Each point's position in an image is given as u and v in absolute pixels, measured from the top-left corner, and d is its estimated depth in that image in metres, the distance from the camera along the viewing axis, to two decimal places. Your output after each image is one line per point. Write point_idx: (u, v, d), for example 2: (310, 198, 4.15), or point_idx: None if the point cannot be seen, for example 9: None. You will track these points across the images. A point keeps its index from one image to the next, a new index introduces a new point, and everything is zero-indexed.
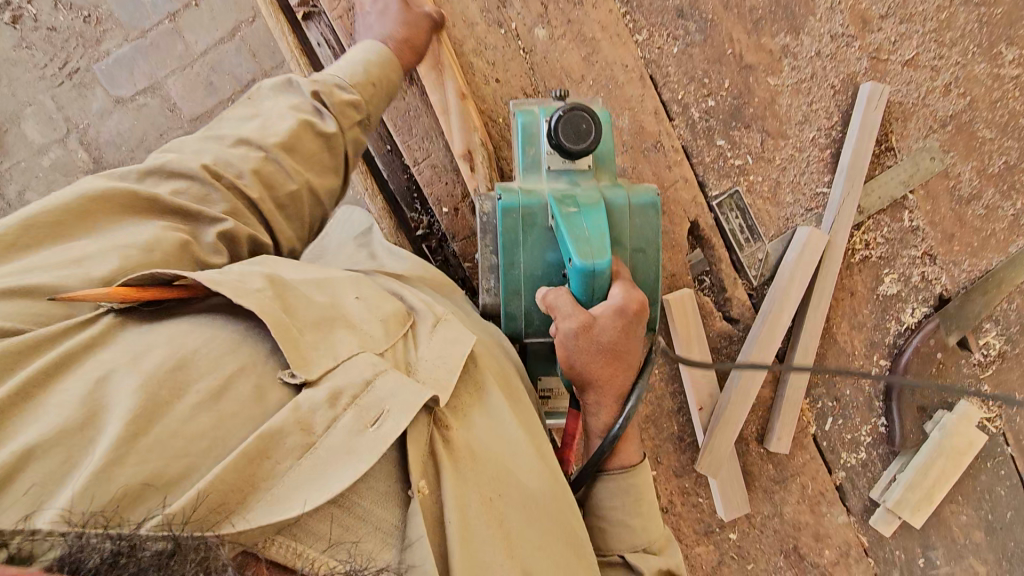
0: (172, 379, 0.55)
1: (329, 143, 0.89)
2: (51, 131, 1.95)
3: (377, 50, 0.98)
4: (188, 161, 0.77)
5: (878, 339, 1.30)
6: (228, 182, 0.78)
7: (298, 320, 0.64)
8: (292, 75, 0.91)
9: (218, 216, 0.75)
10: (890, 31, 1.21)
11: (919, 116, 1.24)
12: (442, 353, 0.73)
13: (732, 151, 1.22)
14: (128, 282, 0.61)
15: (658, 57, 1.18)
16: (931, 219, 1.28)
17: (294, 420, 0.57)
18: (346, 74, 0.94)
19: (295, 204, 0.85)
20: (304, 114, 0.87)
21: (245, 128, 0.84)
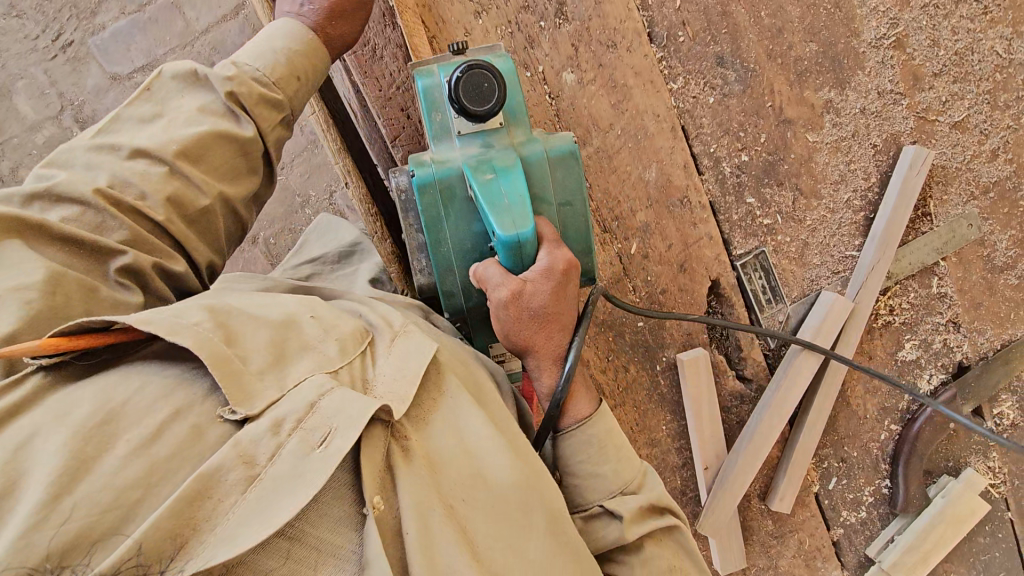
0: (101, 426, 0.52)
1: (246, 150, 0.80)
2: (44, 108, 1.89)
3: (296, 36, 0.85)
4: (83, 181, 0.71)
5: (890, 403, 1.28)
6: (130, 205, 0.72)
7: (243, 350, 0.61)
8: (199, 67, 0.79)
9: (122, 249, 0.71)
10: (941, 90, 1.14)
11: (961, 181, 1.18)
12: (402, 365, 0.68)
13: (761, 210, 1.16)
14: (58, 331, 0.57)
15: (692, 107, 1.10)
16: (960, 287, 1.24)
17: (234, 455, 0.54)
18: (263, 65, 0.82)
19: (210, 220, 0.79)
20: (216, 119, 0.78)
21: (152, 132, 0.75)
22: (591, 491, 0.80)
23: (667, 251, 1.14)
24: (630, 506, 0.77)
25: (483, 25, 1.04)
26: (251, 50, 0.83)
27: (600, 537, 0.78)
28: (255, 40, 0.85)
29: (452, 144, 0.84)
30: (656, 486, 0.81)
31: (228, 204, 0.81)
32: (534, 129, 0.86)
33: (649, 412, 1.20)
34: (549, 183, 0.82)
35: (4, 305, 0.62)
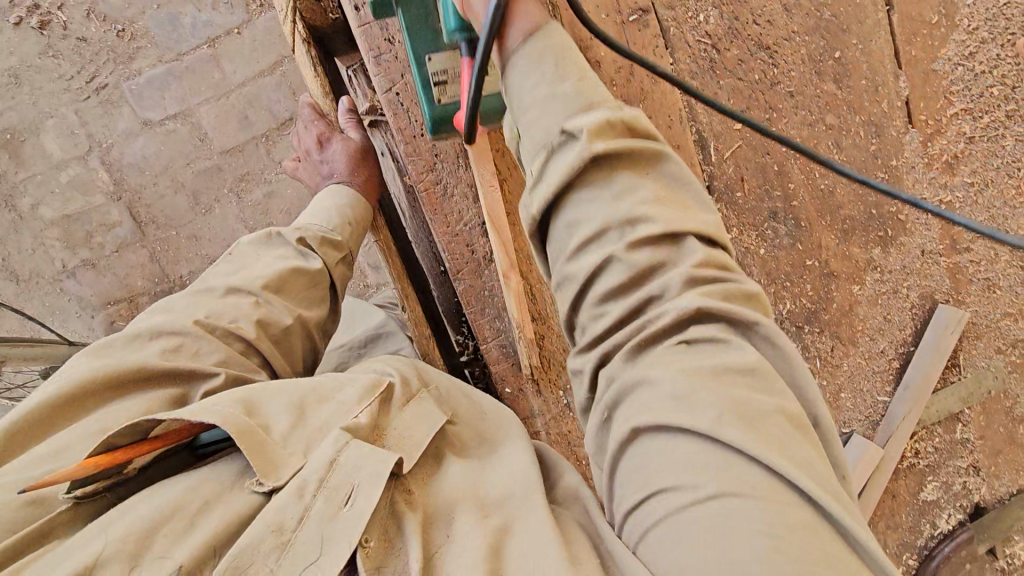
0: (156, 527, 0.57)
1: (315, 283, 0.93)
2: (72, 147, 2.18)
3: (343, 191, 1.01)
4: (185, 316, 0.81)
5: (911, 540, 1.30)
6: (223, 331, 0.81)
7: (264, 422, 0.66)
8: (271, 228, 0.95)
9: (212, 370, 0.76)
10: (978, 252, 1.19)
11: (991, 338, 1.23)
12: (414, 421, 0.72)
13: (802, 354, 1.19)
14: (95, 453, 0.62)
15: (744, 256, 1.13)
16: (983, 433, 1.28)
17: (264, 526, 0.57)
18: (328, 219, 0.97)
19: (288, 340, 0.88)
20: (291, 260, 0.91)
21: (234, 276, 0.88)
22: (586, 220, 0.52)
23: None
24: (596, 119, 0.51)
25: None
26: (311, 210, 0.99)
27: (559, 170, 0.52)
28: (317, 200, 1.00)
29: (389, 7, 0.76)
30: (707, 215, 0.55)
31: (306, 325, 0.91)
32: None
33: None
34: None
35: (82, 449, 0.66)
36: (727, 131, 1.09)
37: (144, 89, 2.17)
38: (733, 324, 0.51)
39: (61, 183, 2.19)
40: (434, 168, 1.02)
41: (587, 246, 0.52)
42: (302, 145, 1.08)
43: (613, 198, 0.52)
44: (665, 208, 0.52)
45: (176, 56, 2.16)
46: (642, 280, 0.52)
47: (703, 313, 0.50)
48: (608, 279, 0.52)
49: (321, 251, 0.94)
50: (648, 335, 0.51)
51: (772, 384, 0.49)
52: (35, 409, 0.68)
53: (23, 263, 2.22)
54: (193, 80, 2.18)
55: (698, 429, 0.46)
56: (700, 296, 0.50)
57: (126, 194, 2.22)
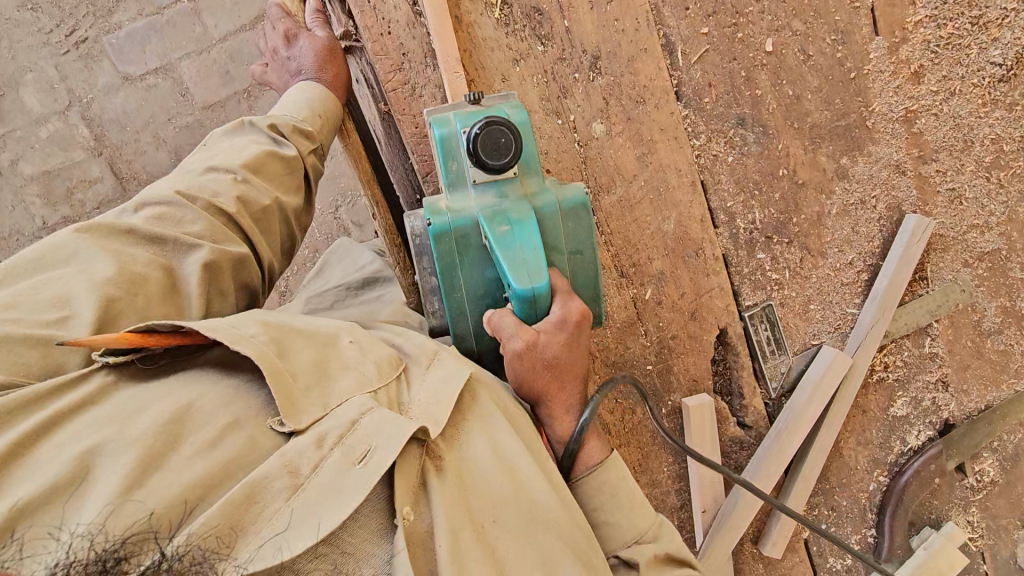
0: (169, 434, 0.58)
1: (292, 169, 0.93)
2: (52, 102, 2.17)
3: (312, 85, 1.00)
4: (166, 189, 0.81)
5: (882, 457, 1.32)
6: (204, 203, 0.81)
7: (294, 370, 0.67)
8: (242, 118, 0.94)
9: (196, 241, 0.77)
10: (943, 163, 1.21)
11: (957, 250, 1.25)
12: (438, 386, 0.73)
13: (771, 265, 1.20)
14: (133, 330, 0.64)
15: (712, 164, 1.15)
16: (951, 348, 1.30)
17: (282, 464, 0.59)
18: (300, 110, 0.96)
19: (267, 220, 0.88)
20: (262, 145, 0.91)
21: (211, 159, 0.88)
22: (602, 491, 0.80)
23: (679, 298, 1.17)
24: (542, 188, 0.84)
25: (519, 73, 1.06)
26: (283, 104, 0.98)
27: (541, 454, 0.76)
28: (290, 94, 0.99)
29: (466, 193, 0.82)
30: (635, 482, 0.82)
31: (286, 210, 0.91)
32: (545, 178, 0.85)
33: (651, 454, 1.21)
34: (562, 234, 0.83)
35: (82, 297, 0.67)
36: (694, 36, 1.10)
37: (125, 43, 2.16)
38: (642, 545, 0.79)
39: (41, 139, 2.18)
40: (402, 68, 1.03)
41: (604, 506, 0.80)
42: (269, 45, 1.07)
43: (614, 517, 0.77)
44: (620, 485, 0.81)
45: (157, 10, 2.16)
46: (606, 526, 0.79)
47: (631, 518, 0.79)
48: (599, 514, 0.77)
49: (294, 140, 0.94)
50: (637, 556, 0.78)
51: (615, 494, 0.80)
52: (33, 261, 0.70)
53: (2, 220, 2.20)
54: (175, 34, 2.18)
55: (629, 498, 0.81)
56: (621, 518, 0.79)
57: (108, 150, 2.21)
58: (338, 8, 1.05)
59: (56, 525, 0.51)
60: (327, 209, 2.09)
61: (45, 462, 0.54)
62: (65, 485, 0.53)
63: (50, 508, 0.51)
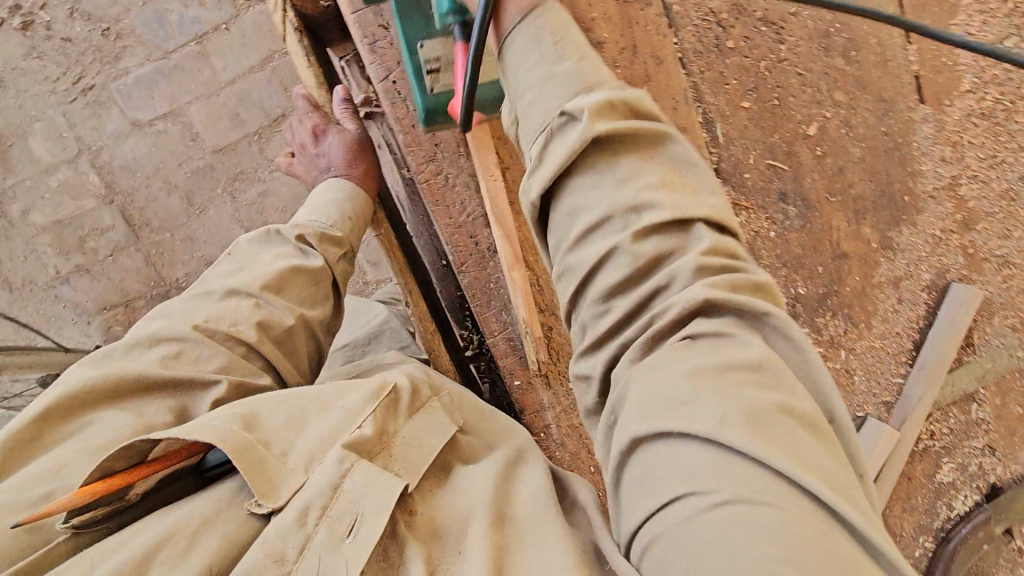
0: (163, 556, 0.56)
1: (317, 279, 0.89)
2: (60, 150, 2.14)
3: (341, 184, 0.97)
4: (184, 322, 0.78)
5: (927, 523, 1.29)
6: (223, 334, 0.78)
7: (263, 437, 0.64)
8: (270, 227, 0.92)
9: (213, 378, 0.73)
10: (992, 230, 1.17)
11: (1006, 316, 1.21)
12: (420, 438, 0.69)
13: (815, 338, 1.16)
14: (92, 480, 0.59)
15: (753, 239, 1.11)
16: (999, 413, 1.26)
17: (266, 554, 0.55)
18: (326, 216, 0.93)
19: (292, 339, 0.85)
20: (289, 259, 0.87)
21: (235, 279, 0.85)
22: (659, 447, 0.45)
23: None
24: (595, 97, 0.49)
25: None
26: (311, 206, 0.95)
27: (558, 154, 0.50)
28: (315, 196, 0.96)
29: None
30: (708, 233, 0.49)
31: (310, 324, 0.87)
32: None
33: None
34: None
35: (80, 468, 0.63)
36: (734, 111, 1.06)
37: (133, 89, 2.12)
38: (741, 315, 0.47)
39: (51, 188, 2.15)
40: (434, 159, 0.98)
41: (588, 236, 0.50)
42: (296, 138, 1.04)
43: (613, 187, 0.49)
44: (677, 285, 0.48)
45: (164, 54, 2.12)
46: (648, 272, 0.49)
47: (710, 308, 0.46)
48: (630, 332, 0.49)
49: (322, 249, 0.91)
50: (655, 332, 0.48)
51: (782, 380, 0.44)
52: (32, 429, 0.66)
53: (14, 271, 2.17)
54: (182, 78, 2.14)
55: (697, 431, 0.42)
56: (703, 288, 0.46)
57: (118, 197, 2.17)
58: (357, 74, 0.97)
59: None
60: None
61: None
62: None
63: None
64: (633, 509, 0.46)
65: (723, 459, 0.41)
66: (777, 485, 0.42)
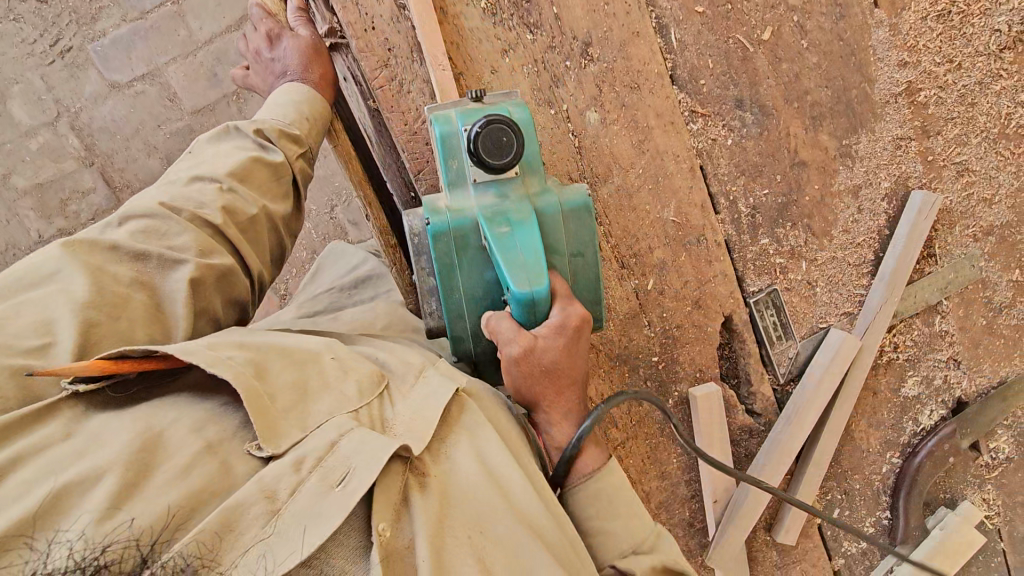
0: (139, 466, 0.56)
1: (279, 175, 0.90)
2: (40, 113, 2.14)
3: (300, 87, 0.98)
4: (150, 200, 0.79)
5: (894, 438, 1.30)
6: (189, 214, 0.79)
7: (268, 390, 0.65)
8: (229, 124, 0.92)
9: (180, 256, 0.75)
10: (950, 137, 1.18)
11: (967, 225, 1.22)
12: (421, 406, 0.70)
13: (776, 248, 1.17)
14: (105, 357, 0.62)
15: (710, 147, 1.12)
16: (963, 325, 1.27)
17: (258, 490, 0.57)
18: (288, 116, 0.94)
19: (256, 229, 0.86)
20: (250, 151, 0.89)
21: (196, 168, 0.86)
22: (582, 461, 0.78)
23: (683, 287, 1.15)
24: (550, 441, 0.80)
25: (509, 64, 1.03)
26: (270, 106, 0.96)
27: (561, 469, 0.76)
28: (275, 97, 0.97)
29: (466, 192, 0.81)
30: (669, 540, 0.76)
31: (274, 219, 0.89)
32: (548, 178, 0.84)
33: (660, 446, 1.19)
34: (562, 233, 0.81)
35: (64, 320, 0.66)
36: (687, 17, 1.07)
37: (110, 50, 2.13)
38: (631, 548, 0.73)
39: (32, 151, 2.16)
40: (388, 64, 1.01)
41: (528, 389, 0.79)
42: (251, 47, 1.04)
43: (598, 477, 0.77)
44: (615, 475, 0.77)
45: (140, 15, 2.12)
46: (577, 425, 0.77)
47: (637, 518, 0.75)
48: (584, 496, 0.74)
49: (281, 144, 0.92)
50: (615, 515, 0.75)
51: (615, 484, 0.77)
52: (12, 285, 0.67)
53: None
54: (159, 38, 2.15)
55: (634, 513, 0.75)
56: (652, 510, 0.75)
57: (99, 160, 2.18)
58: (321, 5, 1.00)
59: (38, 548, 0.50)
60: (323, 209, 2.04)
61: (15, 496, 0.53)
62: (44, 512, 0.52)
63: (25, 537, 0.50)
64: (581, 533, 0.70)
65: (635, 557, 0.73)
66: (622, 516, 0.75)
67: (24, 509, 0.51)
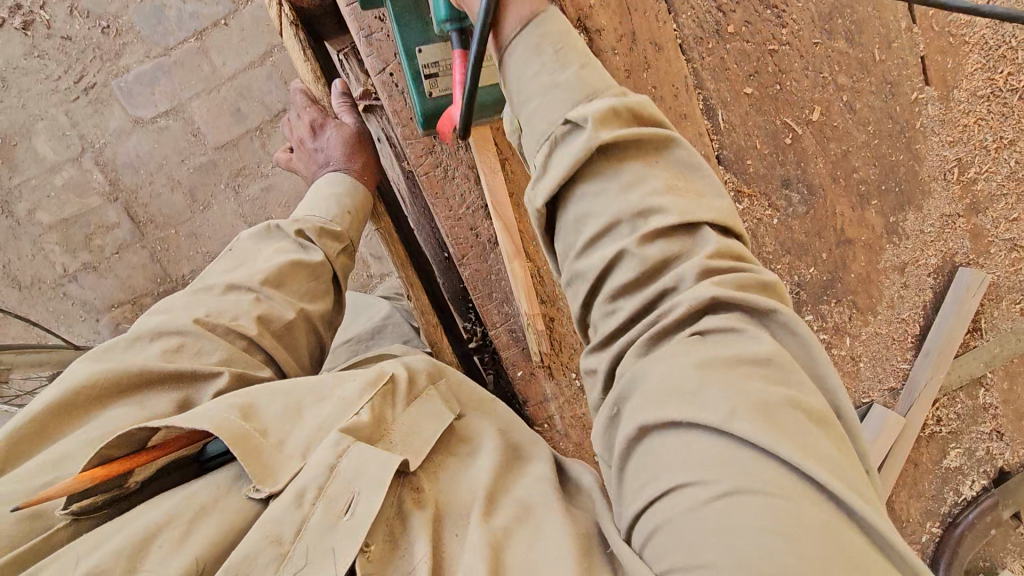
0: (145, 541, 0.56)
1: (317, 274, 0.90)
2: (64, 149, 2.14)
3: (340, 179, 0.97)
4: (185, 315, 0.78)
5: (934, 508, 1.29)
6: (224, 328, 0.78)
7: (260, 425, 0.64)
8: (270, 222, 0.92)
9: (216, 370, 0.73)
10: (998, 213, 1.16)
11: (1011, 299, 1.21)
12: (418, 421, 0.69)
13: (819, 325, 1.16)
14: (90, 464, 0.60)
15: (756, 227, 1.09)
16: (1006, 398, 1.25)
17: (261, 536, 0.55)
18: (327, 210, 0.93)
19: (292, 335, 0.85)
20: (290, 253, 0.88)
21: (234, 274, 0.85)
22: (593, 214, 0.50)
23: None
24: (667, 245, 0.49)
25: None
26: (311, 199, 0.96)
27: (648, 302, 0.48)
28: (315, 190, 0.96)
29: None
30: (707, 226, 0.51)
31: (311, 319, 0.88)
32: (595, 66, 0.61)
33: None
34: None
35: (79, 455, 0.64)
36: (735, 98, 1.04)
37: (134, 86, 2.12)
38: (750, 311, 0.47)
39: (56, 186, 2.16)
40: (433, 150, 0.98)
41: (599, 240, 0.50)
42: (296, 134, 1.04)
43: (620, 190, 0.49)
44: (597, 86, 0.51)
45: (164, 51, 2.11)
46: (655, 275, 0.49)
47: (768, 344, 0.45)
48: (622, 276, 0.49)
49: (322, 243, 0.91)
50: (659, 331, 0.48)
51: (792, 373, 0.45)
52: (36, 416, 0.67)
53: (24, 269, 2.19)
54: (183, 73, 2.13)
55: (709, 423, 0.42)
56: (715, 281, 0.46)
57: (123, 194, 2.18)
58: (355, 66, 0.96)
59: None
60: None
61: None
62: None
63: None
64: (636, 438, 0.48)
65: (729, 451, 0.42)
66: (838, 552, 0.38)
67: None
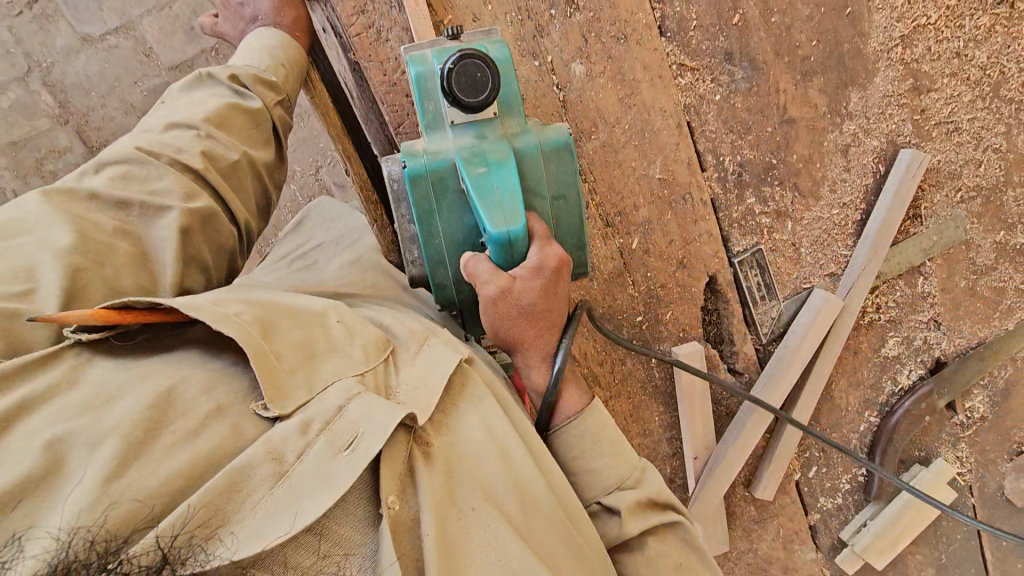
0: (152, 421, 0.51)
1: (257, 122, 0.88)
2: (8, 68, 1.67)
3: (271, 33, 0.94)
4: (125, 147, 0.77)
5: (871, 398, 1.32)
6: (169, 159, 0.77)
7: (276, 346, 0.60)
8: (202, 70, 0.89)
9: (165, 203, 0.73)
10: (943, 95, 1.16)
11: (953, 186, 1.22)
12: (425, 377, 0.66)
13: (762, 208, 1.16)
14: (108, 306, 0.57)
15: (698, 103, 1.10)
16: (944, 286, 1.28)
17: (265, 452, 0.53)
18: (260, 60, 0.91)
19: (236, 177, 0.84)
20: (225, 98, 0.86)
21: (170, 115, 0.83)
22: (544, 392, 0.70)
23: (667, 247, 1.13)
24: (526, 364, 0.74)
25: (491, 13, 1.00)
26: (243, 53, 0.93)
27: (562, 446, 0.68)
28: (248, 44, 0.93)
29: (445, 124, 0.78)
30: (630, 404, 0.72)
31: (254, 167, 0.87)
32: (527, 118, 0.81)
33: (643, 405, 1.20)
34: None
35: (49, 268, 0.62)
36: None
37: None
38: None
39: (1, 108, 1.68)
40: (365, 10, 0.96)
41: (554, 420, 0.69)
42: None
43: None
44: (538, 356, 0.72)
45: None
46: None
47: None
48: None
49: (258, 90, 0.89)
50: None
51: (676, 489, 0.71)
52: None
53: None
54: None
55: None
56: None
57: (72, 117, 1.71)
58: None
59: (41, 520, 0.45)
60: (307, 168, 1.71)
61: (14, 449, 0.47)
62: (45, 474, 0.46)
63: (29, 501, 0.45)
64: None
65: None
66: None
67: (24, 462, 0.46)
